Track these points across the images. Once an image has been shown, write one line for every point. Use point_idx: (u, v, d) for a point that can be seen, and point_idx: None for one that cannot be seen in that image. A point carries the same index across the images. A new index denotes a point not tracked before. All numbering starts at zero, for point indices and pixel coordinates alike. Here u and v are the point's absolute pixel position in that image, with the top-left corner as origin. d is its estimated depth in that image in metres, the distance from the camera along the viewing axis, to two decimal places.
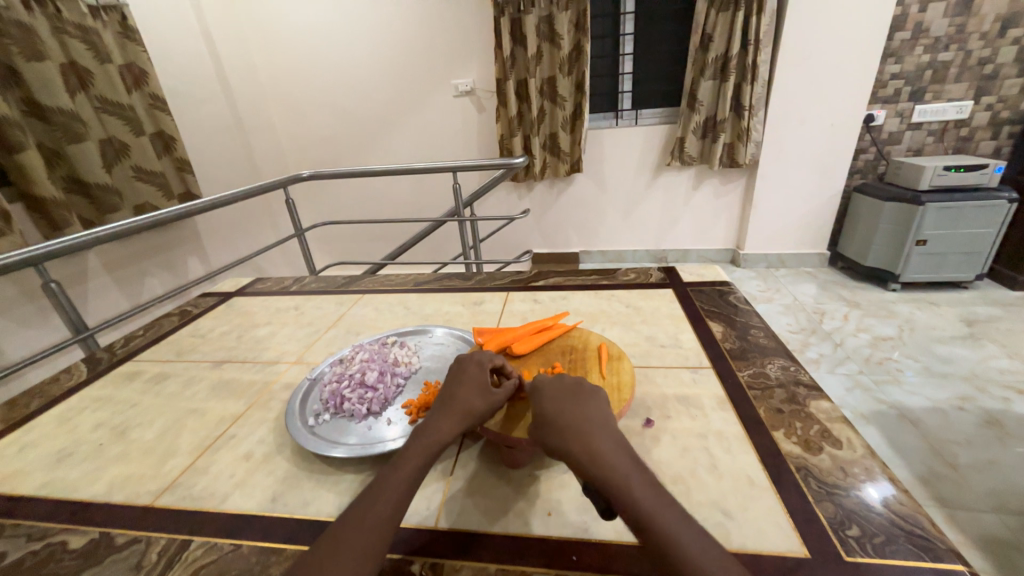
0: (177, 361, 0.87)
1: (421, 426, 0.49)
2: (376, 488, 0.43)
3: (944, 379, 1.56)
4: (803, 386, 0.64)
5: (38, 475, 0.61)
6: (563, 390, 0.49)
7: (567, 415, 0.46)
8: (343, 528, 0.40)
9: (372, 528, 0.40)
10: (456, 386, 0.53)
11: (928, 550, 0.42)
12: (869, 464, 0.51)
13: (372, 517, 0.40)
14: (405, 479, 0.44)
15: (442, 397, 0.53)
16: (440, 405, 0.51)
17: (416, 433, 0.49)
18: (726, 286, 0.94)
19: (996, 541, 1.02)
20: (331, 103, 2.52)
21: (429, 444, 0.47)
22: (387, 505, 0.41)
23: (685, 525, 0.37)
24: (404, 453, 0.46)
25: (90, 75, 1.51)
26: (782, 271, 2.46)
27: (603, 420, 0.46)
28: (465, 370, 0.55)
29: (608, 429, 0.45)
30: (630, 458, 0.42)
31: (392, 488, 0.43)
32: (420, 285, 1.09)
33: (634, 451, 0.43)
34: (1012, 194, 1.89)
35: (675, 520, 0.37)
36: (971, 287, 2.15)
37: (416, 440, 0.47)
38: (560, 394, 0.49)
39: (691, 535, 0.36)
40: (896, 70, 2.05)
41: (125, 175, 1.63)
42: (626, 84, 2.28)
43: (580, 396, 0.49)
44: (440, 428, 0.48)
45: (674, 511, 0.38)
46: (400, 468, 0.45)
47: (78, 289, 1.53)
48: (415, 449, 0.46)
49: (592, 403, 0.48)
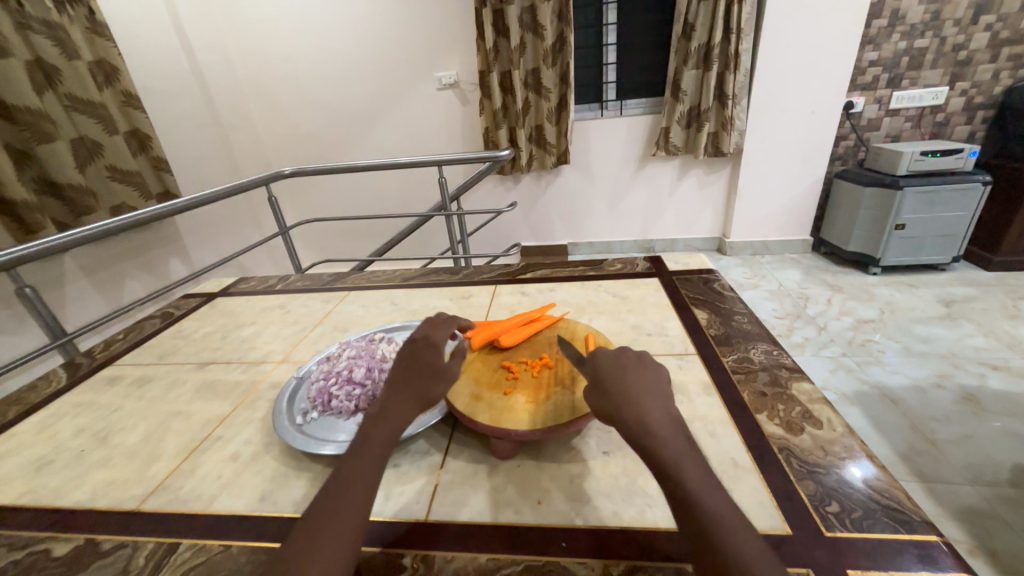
0: (159, 364, 0.85)
1: (373, 414, 0.49)
2: (341, 480, 0.43)
3: (923, 359, 1.60)
4: (786, 369, 0.65)
5: (18, 483, 0.60)
6: (615, 355, 0.48)
7: (618, 380, 0.45)
8: (308, 525, 0.40)
9: (340, 521, 0.40)
10: (407, 371, 0.52)
11: (904, 523, 0.43)
12: (849, 442, 0.52)
13: (339, 513, 0.40)
14: (366, 470, 0.43)
15: (393, 383, 0.51)
16: (394, 389, 0.50)
17: (370, 420, 0.48)
18: (711, 274, 0.95)
19: (972, 513, 1.05)
20: (312, 98, 2.47)
21: (388, 431, 0.47)
22: (354, 497, 0.41)
23: (709, 492, 0.38)
24: (360, 444, 0.46)
25: (58, 72, 1.45)
26: (767, 258, 2.50)
27: (655, 387, 0.45)
28: (414, 356, 0.53)
29: (651, 395, 0.44)
30: (665, 426, 0.42)
31: (356, 480, 0.42)
32: (407, 281, 1.08)
33: (670, 417, 0.43)
34: (986, 177, 1.94)
35: (699, 489, 0.38)
36: (948, 269, 2.20)
37: (372, 429, 0.47)
38: (609, 355, 0.49)
39: (722, 504, 0.37)
40: (874, 57, 2.08)
41: (100, 176, 1.58)
42: (610, 74, 2.28)
43: (636, 361, 0.47)
44: (398, 415, 0.48)
45: (703, 480, 0.38)
46: (360, 459, 0.44)
47: (56, 293, 1.50)
48: (373, 437, 0.46)
49: (647, 366, 0.47)
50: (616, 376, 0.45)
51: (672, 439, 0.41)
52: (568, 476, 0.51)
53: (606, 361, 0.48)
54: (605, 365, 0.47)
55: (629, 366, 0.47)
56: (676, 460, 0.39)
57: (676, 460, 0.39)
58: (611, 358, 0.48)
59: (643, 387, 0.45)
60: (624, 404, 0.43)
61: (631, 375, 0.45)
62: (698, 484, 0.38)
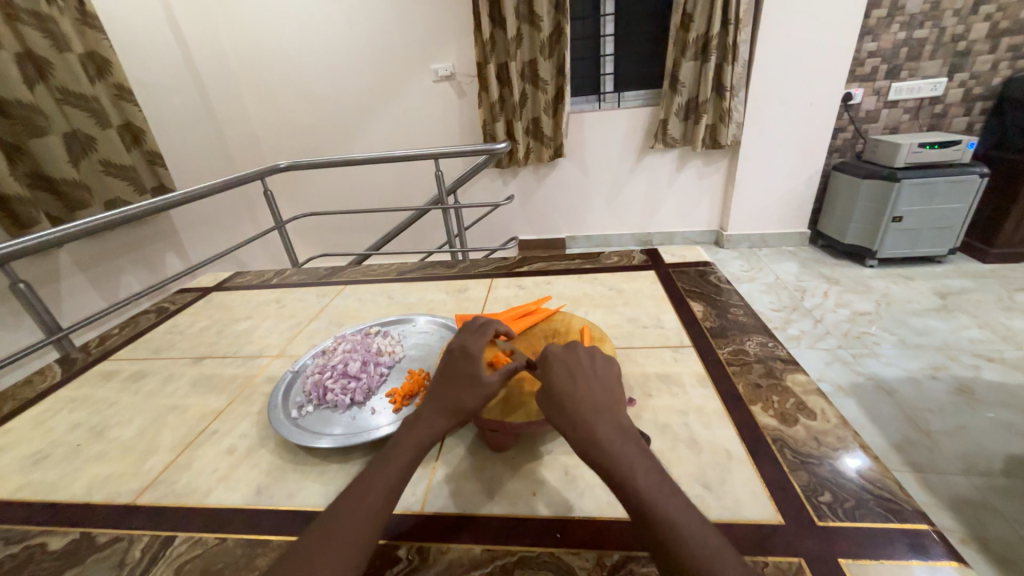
0: (154, 358, 0.85)
1: (410, 419, 0.49)
2: (367, 481, 0.43)
3: (918, 351, 1.61)
4: (780, 361, 0.65)
5: (14, 478, 0.60)
6: (567, 363, 0.49)
7: (566, 390, 0.46)
8: (328, 523, 0.40)
9: (360, 525, 0.39)
10: (446, 383, 0.51)
11: (895, 512, 0.43)
12: (842, 433, 0.53)
13: (361, 516, 0.40)
14: (392, 475, 0.43)
15: (431, 391, 0.51)
16: (432, 397, 0.50)
17: (406, 426, 0.48)
18: (708, 266, 0.95)
19: (965, 503, 1.06)
20: (308, 91, 2.44)
21: (420, 440, 0.46)
22: (378, 503, 0.41)
23: (665, 495, 0.38)
24: (390, 448, 0.46)
25: (49, 65, 1.43)
26: (765, 250, 2.50)
27: (602, 395, 0.46)
28: (454, 366, 0.52)
29: (595, 404, 0.45)
30: (611, 435, 0.42)
31: (381, 484, 0.42)
32: (403, 274, 1.07)
33: (617, 425, 0.43)
34: (983, 169, 1.94)
35: (654, 492, 0.38)
36: (944, 261, 2.21)
37: (405, 436, 0.47)
38: (560, 360, 0.50)
39: (682, 507, 0.37)
40: (873, 47, 2.07)
41: (93, 170, 1.57)
42: (608, 65, 2.26)
43: (586, 370, 0.49)
44: (431, 423, 0.48)
45: (659, 485, 0.39)
46: (389, 463, 0.44)
47: (50, 289, 1.49)
48: (406, 443, 0.46)
49: (595, 374, 0.49)
50: (564, 385, 0.47)
51: (620, 444, 0.41)
52: (563, 468, 0.51)
53: (558, 368, 0.49)
54: (557, 372, 0.48)
55: (580, 374, 0.48)
56: (629, 465, 0.40)
57: (625, 469, 0.40)
58: (562, 366, 0.49)
59: (592, 396, 0.46)
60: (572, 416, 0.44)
61: (581, 385, 0.47)
62: (651, 489, 0.38)
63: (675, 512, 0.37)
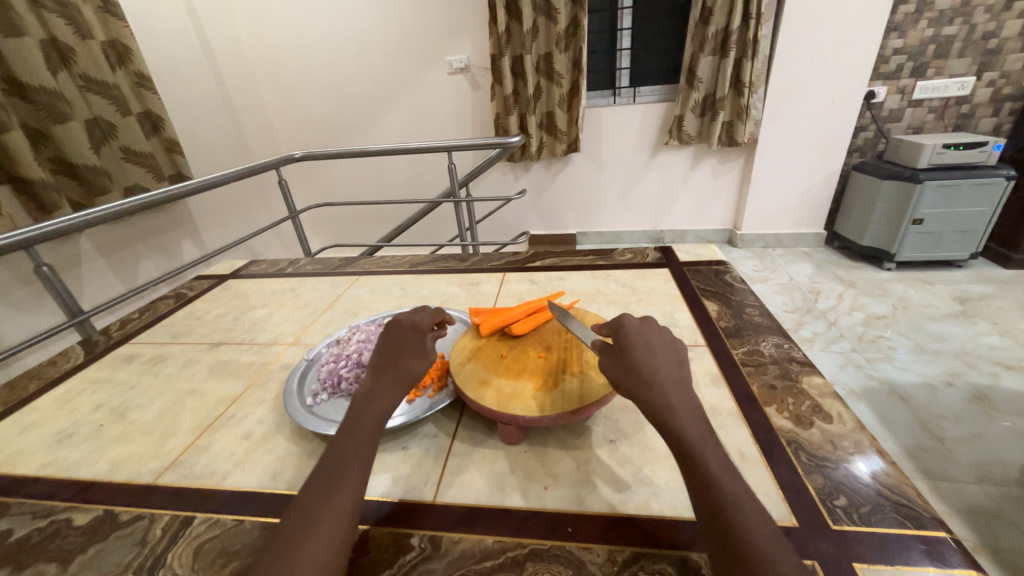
0: (173, 343, 0.87)
1: (363, 394, 0.49)
2: (338, 455, 0.43)
3: (935, 356, 1.58)
4: (796, 363, 0.65)
5: (40, 455, 0.62)
6: (644, 334, 0.49)
7: (644, 357, 0.46)
8: (303, 502, 0.40)
9: (335, 499, 0.39)
10: (391, 351, 0.52)
11: (912, 518, 0.43)
12: (859, 437, 0.52)
13: (334, 489, 0.40)
14: (360, 446, 0.44)
15: (377, 364, 0.52)
16: (380, 370, 0.51)
17: (360, 400, 0.49)
18: (723, 266, 0.94)
19: (978, 511, 1.05)
20: (322, 82, 2.45)
21: (378, 411, 0.47)
22: (348, 473, 0.42)
23: (729, 475, 0.39)
24: (352, 422, 0.47)
25: (72, 52, 1.45)
26: (779, 251, 2.46)
27: (676, 371, 0.46)
28: (397, 335, 0.53)
29: (673, 378, 0.45)
30: (684, 410, 0.43)
31: (351, 455, 0.43)
32: (416, 267, 1.08)
33: (692, 403, 0.44)
34: (1011, 171, 1.89)
35: (720, 470, 0.39)
36: (965, 265, 2.16)
37: (362, 410, 0.47)
38: (639, 332, 0.49)
39: (740, 487, 0.38)
40: (899, 44, 2.02)
41: (113, 157, 1.60)
42: (624, 60, 2.23)
43: (663, 344, 0.49)
44: (387, 393, 0.49)
45: (723, 464, 0.40)
46: (353, 435, 0.45)
47: (72, 273, 1.52)
48: (364, 416, 0.47)
49: (669, 349, 0.48)
50: (642, 353, 0.47)
51: (692, 421, 0.42)
52: (574, 461, 0.52)
53: (636, 337, 0.48)
54: (636, 341, 0.48)
55: (658, 347, 0.48)
56: (700, 440, 0.41)
57: (694, 441, 0.41)
58: (639, 334, 0.49)
59: (667, 370, 0.46)
60: (646, 382, 0.45)
61: (659, 356, 0.47)
62: (717, 467, 0.39)
63: (737, 491, 0.38)
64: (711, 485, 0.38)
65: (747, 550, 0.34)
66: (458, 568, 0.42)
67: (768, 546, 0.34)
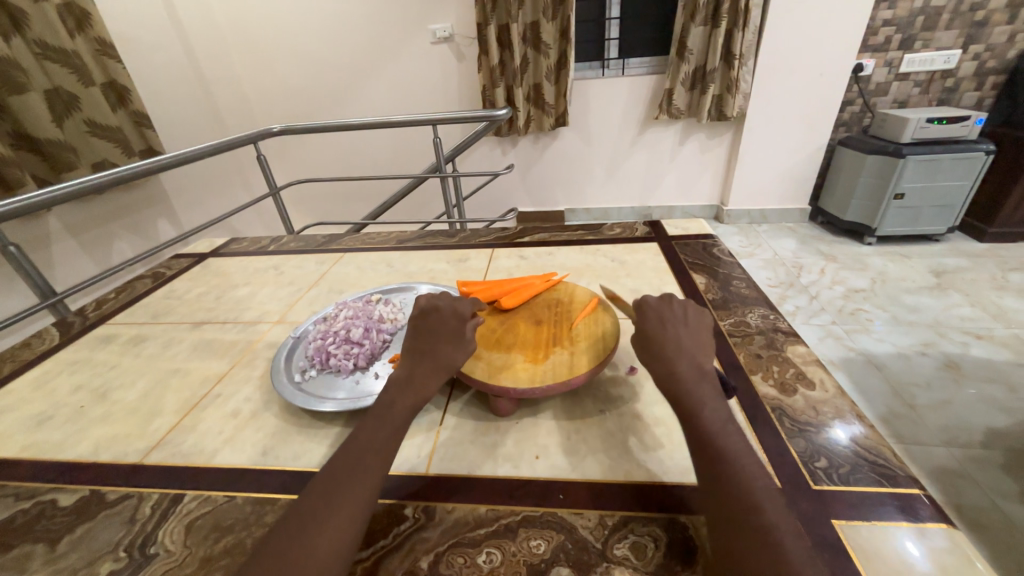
0: (153, 324, 0.84)
1: (399, 379, 0.49)
2: (367, 440, 0.43)
3: (909, 327, 1.63)
4: (781, 333, 0.66)
5: (18, 438, 0.60)
6: (661, 312, 0.52)
7: (659, 333, 0.50)
8: (325, 483, 0.40)
9: (356, 485, 0.39)
10: (428, 339, 0.52)
11: (888, 477, 0.45)
12: (839, 404, 0.54)
13: (358, 476, 0.40)
14: (390, 435, 0.44)
15: (415, 349, 0.51)
16: (419, 355, 0.51)
17: (395, 386, 0.48)
18: (710, 239, 0.94)
19: (944, 472, 1.11)
20: (298, 51, 2.33)
21: (411, 402, 0.47)
22: (375, 459, 0.42)
23: (726, 432, 0.41)
24: (384, 408, 0.46)
25: (25, 15, 1.34)
26: (764, 226, 2.49)
27: (690, 343, 0.49)
28: (438, 322, 0.53)
29: (683, 349, 0.48)
30: (690, 375, 0.46)
31: (378, 445, 0.43)
32: (403, 243, 1.06)
33: (699, 371, 0.46)
34: (990, 145, 1.92)
35: (717, 428, 0.41)
36: (942, 239, 2.21)
37: (396, 397, 0.47)
38: (655, 310, 0.52)
39: (739, 445, 0.40)
40: (889, 16, 1.99)
41: (78, 131, 1.51)
42: (613, 30, 2.17)
43: (677, 320, 0.51)
44: (422, 382, 0.49)
45: (723, 423, 0.42)
46: (383, 424, 0.45)
47: (42, 253, 1.47)
48: (397, 403, 0.47)
49: (686, 324, 0.51)
50: (656, 328, 0.50)
51: (697, 385, 0.45)
52: (565, 431, 0.53)
53: (652, 315, 0.52)
54: (651, 319, 0.51)
55: (672, 323, 0.51)
56: (702, 401, 0.43)
57: (693, 403, 0.43)
58: (658, 312, 0.52)
59: (679, 342, 0.49)
60: (655, 353, 0.48)
61: (672, 331, 0.50)
62: (715, 427, 0.41)
63: (734, 447, 0.40)
64: (709, 440, 0.40)
65: (735, 496, 0.36)
66: (452, 536, 0.43)
67: (758, 495, 0.36)
